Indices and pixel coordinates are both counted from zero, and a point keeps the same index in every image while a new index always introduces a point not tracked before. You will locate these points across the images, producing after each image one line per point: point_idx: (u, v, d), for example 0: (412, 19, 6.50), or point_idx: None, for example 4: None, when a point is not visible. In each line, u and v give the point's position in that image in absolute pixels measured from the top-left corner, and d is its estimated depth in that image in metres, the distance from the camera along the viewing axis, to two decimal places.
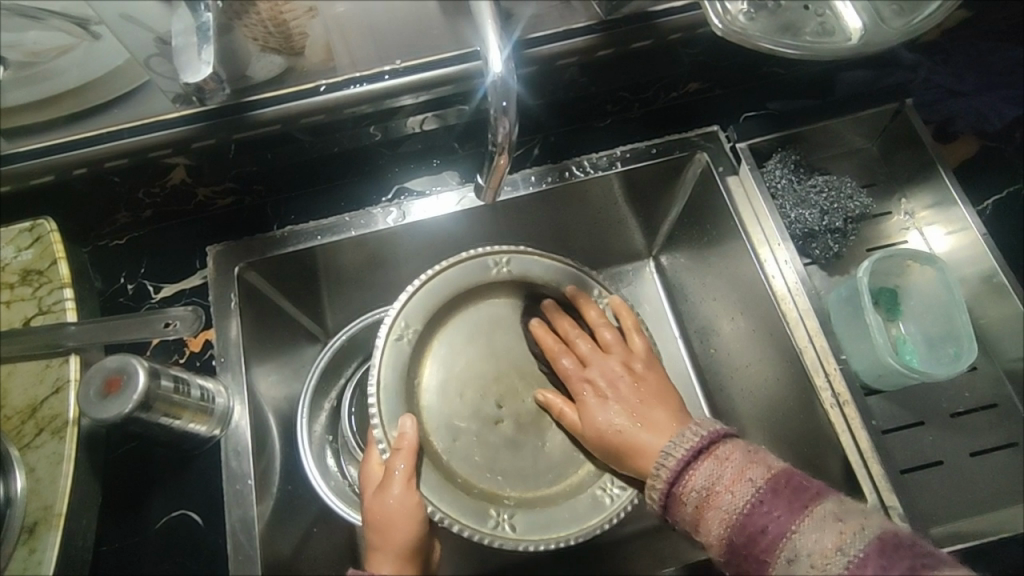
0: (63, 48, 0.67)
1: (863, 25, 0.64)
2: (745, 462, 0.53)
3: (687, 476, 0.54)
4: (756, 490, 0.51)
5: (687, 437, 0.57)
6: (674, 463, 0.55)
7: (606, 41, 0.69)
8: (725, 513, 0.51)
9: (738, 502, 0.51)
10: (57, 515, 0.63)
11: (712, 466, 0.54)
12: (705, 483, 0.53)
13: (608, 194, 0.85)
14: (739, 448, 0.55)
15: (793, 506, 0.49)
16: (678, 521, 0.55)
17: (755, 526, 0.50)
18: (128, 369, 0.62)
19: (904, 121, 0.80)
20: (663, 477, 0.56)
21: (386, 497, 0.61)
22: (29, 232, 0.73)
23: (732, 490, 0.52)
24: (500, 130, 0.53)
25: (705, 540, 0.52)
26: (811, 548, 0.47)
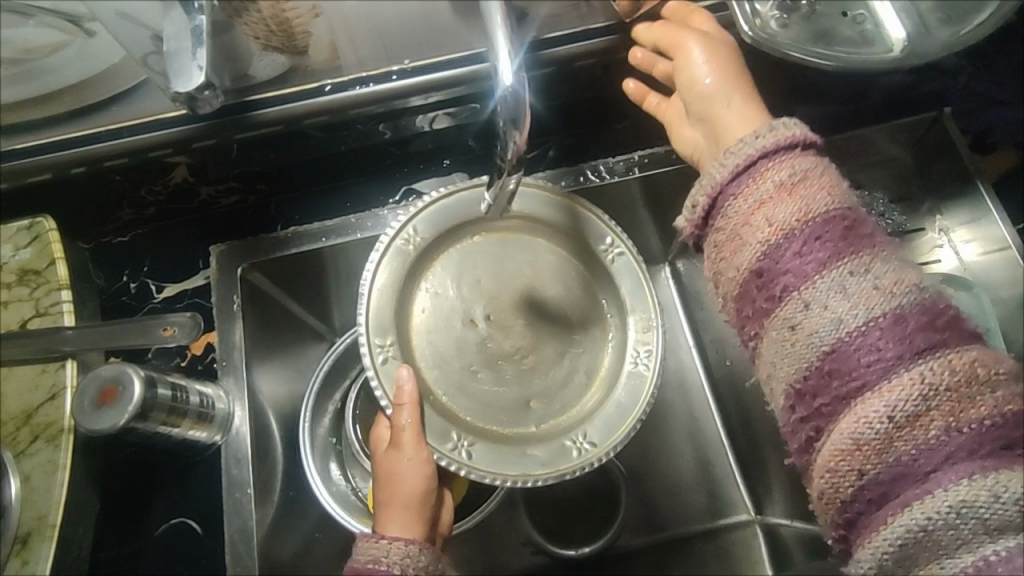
0: (56, 45, 0.63)
1: (906, 35, 0.61)
2: (827, 193, 0.50)
3: (767, 165, 0.52)
4: (814, 227, 0.49)
5: (782, 132, 0.52)
6: (780, 139, 0.52)
7: (628, 40, 0.64)
8: (799, 206, 0.50)
9: (820, 207, 0.50)
10: (51, 526, 0.62)
11: (808, 164, 0.51)
12: (792, 176, 0.51)
13: (626, 201, 0.81)
14: (822, 171, 0.52)
15: (865, 241, 0.49)
16: (736, 198, 0.52)
17: (833, 229, 0.49)
18: (124, 378, 0.60)
19: (941, 131, 0.76)
20: (752, 154, 0.52)
21: (399, 459, 0.59)
22: (27, 231, 0.72)
23: (820, 195, 0.50)
24: (510, 144, 0.50)
25: (761, 222, 0.51)
26: (881, 276, 0.47)
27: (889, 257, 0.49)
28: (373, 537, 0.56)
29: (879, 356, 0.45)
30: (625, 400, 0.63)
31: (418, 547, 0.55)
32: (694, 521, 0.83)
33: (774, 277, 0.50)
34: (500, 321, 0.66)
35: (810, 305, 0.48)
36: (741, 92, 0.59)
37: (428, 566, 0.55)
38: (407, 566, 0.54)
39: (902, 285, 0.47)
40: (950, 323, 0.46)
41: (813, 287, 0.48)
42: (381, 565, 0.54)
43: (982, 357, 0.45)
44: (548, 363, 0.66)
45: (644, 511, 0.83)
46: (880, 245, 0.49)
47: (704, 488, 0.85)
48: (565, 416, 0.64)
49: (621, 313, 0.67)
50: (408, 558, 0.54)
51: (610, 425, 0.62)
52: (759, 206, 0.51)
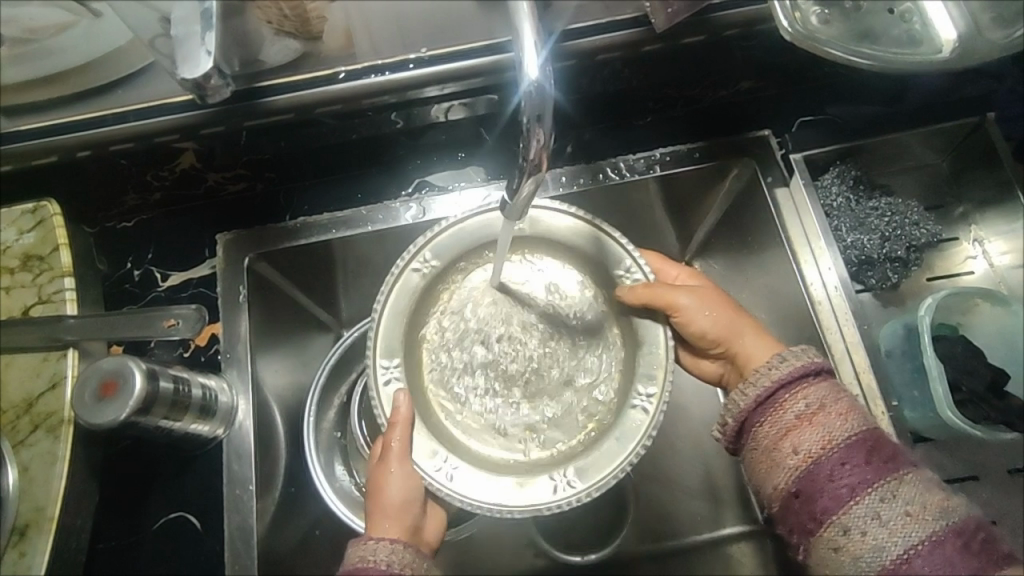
0: (61, 25, 0.63)
1: (958, 35, 0.60)
2: (839, 410, 0.54)
3: (782, 400, 0.56)
4: (837, 455, 0.52)
5: (795, 362, 0.57)
6: (796, 369, 0.56)
7: (657, 33, 0.61)
8: (823, 434, 0.53)
9: (842, 434, 0.53)
10: (49, 519, 0.61)
11: (829, 388, 0.56)
12: (810, 405, 0.55)
13: (646, 199, 0.78)
14: (828, 390, 0.56)
15: (897, 462, 0.52)
16: (764, 423, 0.56)
17: (857, 452, 0.52)
18: (125, 371, 0.59)
19: (981, 138, 0.72)
20: (770, 385, 0.57)
21: (383, 470, 0.59)
22: (32, 215, 0.70)
23: (844, 419, 0.54)
24: (533, 144, 0.47)
25: (790, 450, 0.54)
26: (913, 503, 0.50)
27: (917, 479, 0.51)
28: (360, 541, 0.56)
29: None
30: (623, 439, 0.58)
31: (402, 545, 0.55)
32: (705, 531, 0.81)
33: (811, 498, 0.52)
34: (510, 343, 0.66)
35: (850, 531, 0.50)
36: (741, 320, 0.66)
37: (412, 565, 0.55)
38: (392, 564, 0.54)
39: (931, 509, 0.49)
40: (982, 545, 0.49)
41: (846, 517, 0.50)
42: (369, 563, 0.54)
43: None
44: (552, 389, 0.65)
45: (652, 519, 0.81)
46: (912, 463, 0.53)
47: (717, 498, 0.82)
48: (569, 448, 0.62)
49: (634, 344, 0.62)
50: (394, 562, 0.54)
51: (599, 460, 0.58)
52: (784, 433, 0.55)
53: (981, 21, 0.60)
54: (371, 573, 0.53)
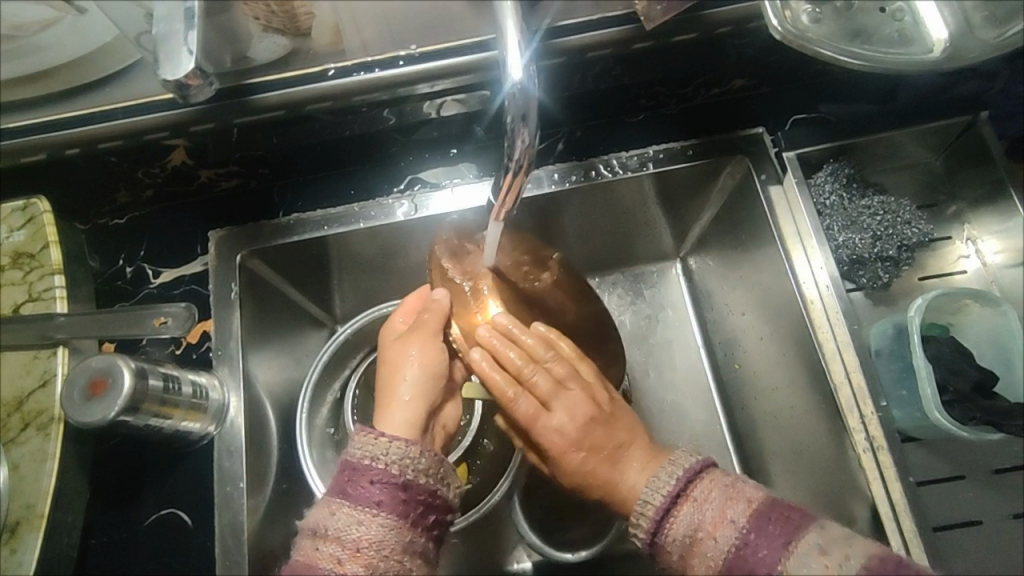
0: (47, 23, 0.64)
1: (948, 35, 0.59)
2: (714, 520, 0.49)
3: (665, 530, 0.51)
4: (736, 574, 0.47)
5: (657, 493, 0.52)
6: (658, 504, 0.52)
7: (647, 31, 0.60)
8: (708, 561, 0.49)
9: (727, 552, 0.48)
10: (39, 516, 0.62)
11: (693, 510, 0.50)
12: (685, 536, 0.50)
13: (639, 197, 0.77)
14: (705, 498, 0.51)
15: (780, 542, 0.47)
16: (663, 560, 0.52)
17: (741, 567, 0.47)
18: (113, 370, 0.59)
19: (976, 138, 0.72)
20: (646, 530, 0.52)
21: (404, 351, 0.61)
22: (22, 212, 0.70)
23: (714, 535, 0.49)
24: (518, 143, 0.48)
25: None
26: None
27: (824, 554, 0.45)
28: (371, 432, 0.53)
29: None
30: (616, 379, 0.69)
31: (418, 451, 0.52)
32: None
33: None
34: None
35: None
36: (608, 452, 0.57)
37: (428, 471, 0.52)
38: (405, 469, 0.51)
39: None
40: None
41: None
42: (377, 464, 0.51)
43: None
44: None
45: None
46: (796, 531, 0.47)
47: None
48: None
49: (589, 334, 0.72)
50: (407, 459, 0.51)
51: None
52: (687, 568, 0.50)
53: (976, 20, 0.60)
54: (380, 476, 0.50)
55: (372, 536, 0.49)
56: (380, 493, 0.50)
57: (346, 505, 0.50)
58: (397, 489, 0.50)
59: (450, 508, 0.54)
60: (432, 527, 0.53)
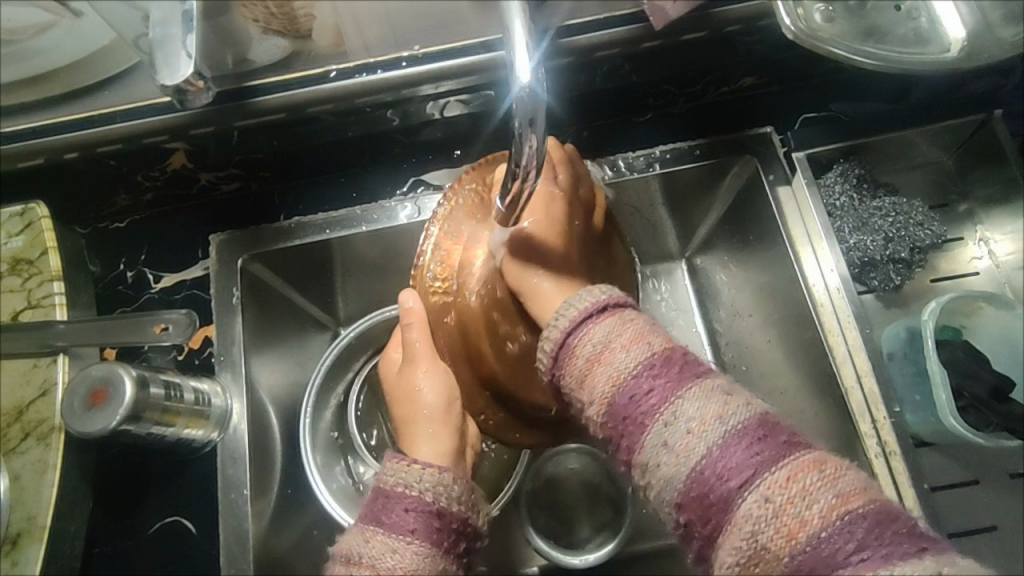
0: (44, 26, 0.63)
1: (966, 34, 0.58)
2: (633, 334, 0.47)
3: (575, 340, 0.48)
4: (629, 381, 0.44)
5: (580, 305, 0.49)
6: (575, 316, 0.49)
7: (655, 30, 0.59)
8: (609, 372, 0.45)
9: (629, 367, 0.45)
10: (41, 528, 0.62)
11: (612, 324, 0.48)
12: (594, 349, 0.47)
13: (645, 197, 0.76)
14: (626, 320, 0.48)
15: (682, 378, 0.44)
16: (565, 378, 0.49)
17: (635, 391, 0.44)
18: (115, 380, 0.59)
19: (989, 135, 0.71)
20: (559, 336, 0.49)
21: (414, 373, 0.58)
22: (20, 218, 0.70)
23: (623, 351, 0.46)
24: (526, 148, 0.46)
25: (586, 402, 0.46)
26: (691, 417, 0.41)
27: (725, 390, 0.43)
28: (404, 460, 0.51)
29: (729, 490, 0.39)
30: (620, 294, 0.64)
31: (451, 478, 0.51)
32: None
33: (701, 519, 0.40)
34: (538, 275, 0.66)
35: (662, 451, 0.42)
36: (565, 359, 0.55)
37: (460, 498, 0.50)
38: (439, 496, 0.49)
39: (733, 408, 0.42)
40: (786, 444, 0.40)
41: (643, 456, 0.43)
42: (411, 491, 0.49)
43: (832, 460, 0.39)
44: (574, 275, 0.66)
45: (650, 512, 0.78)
46: (700, 376, 0.44)
47: None
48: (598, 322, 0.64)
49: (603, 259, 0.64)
50: (440, 486, 0.49)
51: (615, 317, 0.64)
52: (580, 380, 0.47)
53: (992, 17, 0.59)
54: (414, 503, 0.48)
55: (408, 565, 0.46)
56: (415, 520, 0.48)
57: (380, 532, 0.47)
58: (431, 516, 0.48)
59: (476, 535, 0.52)
60: (463, 556, 0.50)
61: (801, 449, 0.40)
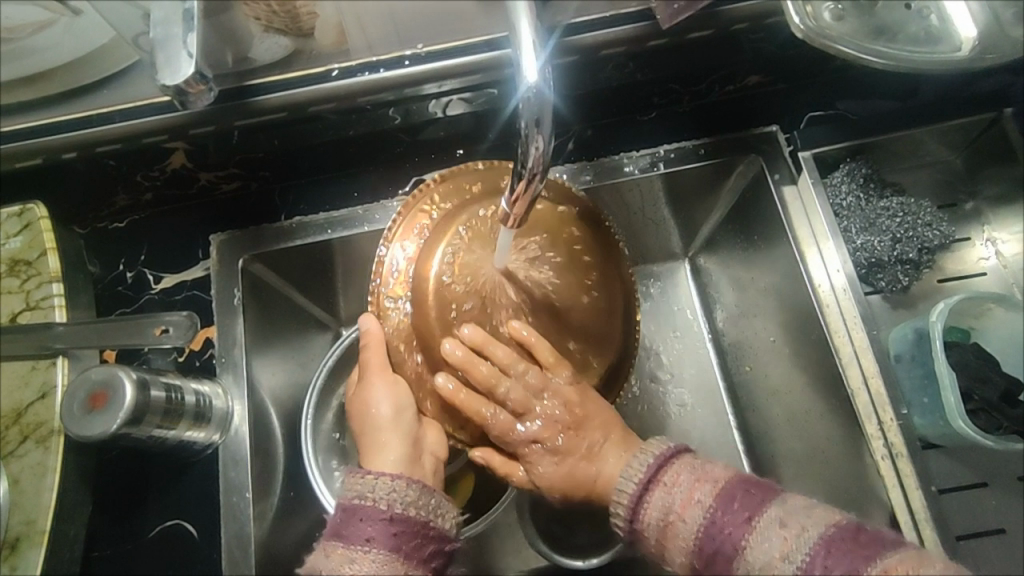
0: (40, 24, 0.62)
1: (977, 33, 0.58)
2: (691, 482, 0.48)
3: (641, 511, 0.50)
4: (702, 530, 0.46)
5: (637, 471, 0.51)
6: (633, 485, 0.51)
7: (661, 28, 0.58)
8: (680, 538, 0.47)
9: (696, 522, 0.47)
10: (40, 531, 0.61)
11: (663, 492, 0.49)
12: (661, 515, 0.48)
13: (650, 197, 0.76)
14: (684, 467, 0.50)
15: (744, 517, 0.45)
16: (646, 542, 0.50)
17: (708, 547, 0.46)
18: (115, 383, 0.58)
19: (997, 134, 0.70)
20: (626, 506, 0.51)
21: (367, 387, 0.57)
22: (18, 218, 0.69)
23: (684, 517, 0.47)
24: (532, 149, 0.45)
25: (670, 555, 0.48)
26: (766, 560, 0.43)
27: (792, 515, 0.44)
28: (357, 473, 0.50)
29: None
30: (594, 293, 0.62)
31: (404, 483, 0.50)
32: None
33: None
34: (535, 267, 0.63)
35: None
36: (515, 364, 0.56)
37: (417, 502, 0.50)
38: (393, 503, 0.49)
39: (804, 535, 0.43)
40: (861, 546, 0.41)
41: None
42: (366, 501, 0.48)
43: (904, 564, 0.40)
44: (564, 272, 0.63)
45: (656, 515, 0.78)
46: (759, 507, 0.45)
47: None
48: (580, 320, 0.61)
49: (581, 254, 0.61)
50: (394, 493, 0.49)
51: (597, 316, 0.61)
52: (665, 540, 0.48)
53: (1003, 15, 0.58)
54: (368, 512, 0.48)
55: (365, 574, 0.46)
56: (371, 529, 0.47)
57: (340, 545, 0.47)
58: (387, 525, 0.48)
59: (445, 537, 0.51)
60: (432, 560, 0.50)
61: (876, 560, 0.40)
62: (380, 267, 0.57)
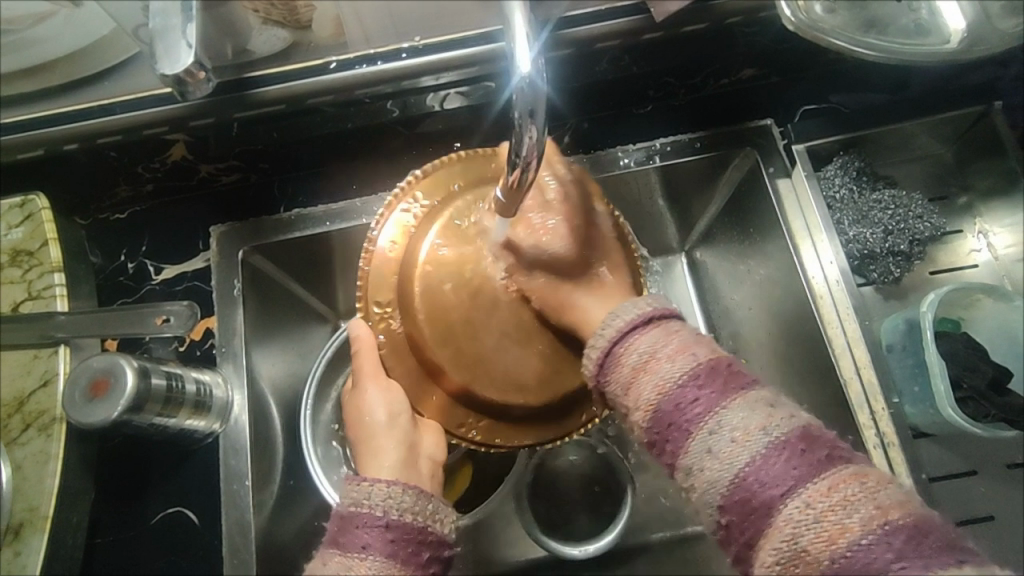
0: (41, 17, 0.63)
1: (966, 25, 0.58)
2: (692, 339, 0.45)
3: (622, 346, 0.46)
4: (683, 382, 0.43)
5: (632, 308, 0.47)
6: (625, 323, 0.46)
7: (655, 22, 0.59)
8: (657, 382, 0.44)
9: (676, 377, 0.43)
10: (43, 518, 0.62)
11: (659, 335, 0.46)
12: (642, 355, 0.45)
13: (645, 190, 0.76)
14: (688, 329, 0.47)
15: (728, 388, 0.42)
16: (610, 385, 0.46)
17: (682, 399, 0.43)
18: (117, 371, 0.59)
19: (989, 127, 0.71)
20: (606, 344, 0.47)
21: (362, 394, 0.57)
22: (20, 209, 0.70)
23: (671, 361, 0.44)
24: (526, 139, 0.46)
25: (631, 407, 0.45)
26: (737, 428, 0.41)
27: (778, 402, 0.42)
28: (354, 479, 0.50)
29: (771, 496, 0.39)
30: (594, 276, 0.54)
31: (400, 489, 0.49)
32: None
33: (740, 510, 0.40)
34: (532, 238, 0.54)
35: (711, 458, 0.41)
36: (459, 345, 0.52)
37: (414, 508, 0.49)
38: (389, 509, 0.48)
39: (781, 419, 0.41)
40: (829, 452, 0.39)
41: (689, 461, 0.42)
42: (362, 508, 0.48)
43: (875, 474, 0.39)
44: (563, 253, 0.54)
45: (652, 506, 0.78)
46: (745, 386, 0.43)
47: None
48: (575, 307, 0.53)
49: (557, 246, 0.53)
50: (390, 500, 0.48)
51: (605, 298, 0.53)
52: (632, 390, 0.44)
53: (994, 9, 0.59)
54: (364, 519, 0.47)
55: None
56: (368, 536, 0.47)
57: (337, 554, 0.47)
58: (384, 531, 0.47)
59: (444, 543, 0.51)
60: (430, 566, 0.49)
61: (846, 463, 0.39)
62: (367, 269, 0.55)
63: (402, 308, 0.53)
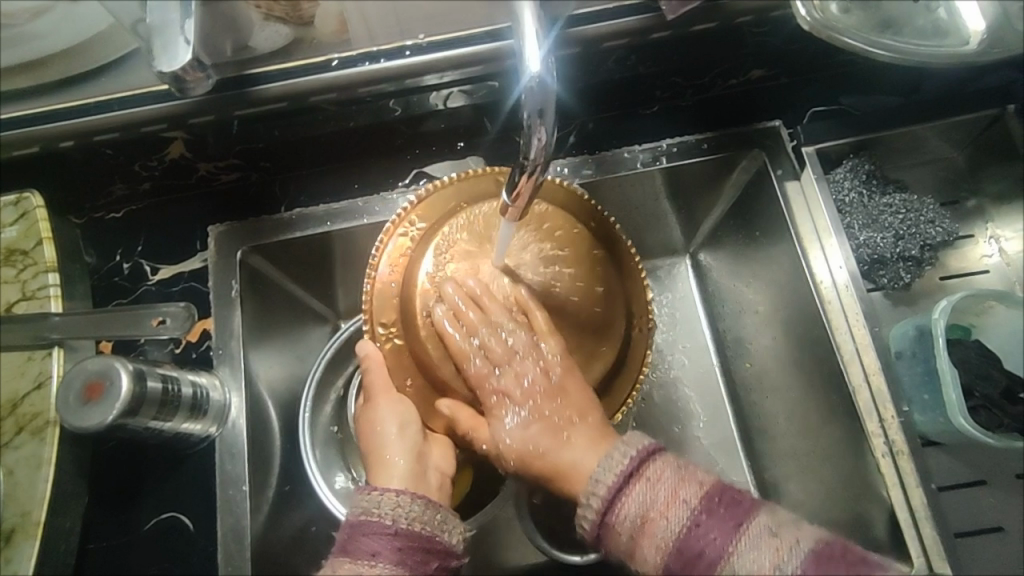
0: (37, 10, 0.61)
1: (985, 26, 0.58)
2: (678, 481, 0.44)
3: (616, 507, 0.44)
4: (685, 524, 0.42)
5: (616, 457, 0.45)
6: (609, 487, 0.44)
7: (666, 20, 0.57)
8: (659, 543, 0.42)
9: (673, 529, 0.42)
10: (35, 523, 0.61)
11: (645, 488, 0.44)
12: (638, 512, 0.43)
13: (649, 192, 0.75)
14: (670, 464, 0.45)
15: (732, 528, 0.41)
16: (611, 548, 0.45)
17: (691, 552, 0.41)
18: (112, 374, 0.57)
19: (1002, 131, 0.70)
20: (597, 505, 0.45)
21: (372, 409, 0.55)
22: (14, 207, 0.68)
23: (666, 516, 0.43)
24: (535, 141, 0.45)
25: (642, 570, 0.44)
26: (752, 572, 0.40)
27: (778, 517, 0.42)
28: (365, 487, 0.50)
29: None
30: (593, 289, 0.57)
31: (409, 498, 0.49)
32: None
33: None
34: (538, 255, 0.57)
35: None
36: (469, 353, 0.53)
37: (422, 517, 0.48)
38: (398, 518, 0.48)
39: (795, 542, 0.40)
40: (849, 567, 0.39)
41: None
42: (371, 516, 0.47)
43: None
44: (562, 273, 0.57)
45: None
46: (746, 517, 0.42)
47: None
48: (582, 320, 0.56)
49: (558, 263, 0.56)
50: (399, 508, 0.48)
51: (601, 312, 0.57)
52: (636, 545, 0.43)
53: (1007, 12, 0.58)
54: (373, 527, 0.47)
55: None
56: (377, 544, 0.46)
57: (345, 561, 0.46)
58: (393, 539, 0.47)
59: (451, 554, 0.50)
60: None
61: None
62: (370, 293, 0.56)
63: (406, 326, 0.55)
